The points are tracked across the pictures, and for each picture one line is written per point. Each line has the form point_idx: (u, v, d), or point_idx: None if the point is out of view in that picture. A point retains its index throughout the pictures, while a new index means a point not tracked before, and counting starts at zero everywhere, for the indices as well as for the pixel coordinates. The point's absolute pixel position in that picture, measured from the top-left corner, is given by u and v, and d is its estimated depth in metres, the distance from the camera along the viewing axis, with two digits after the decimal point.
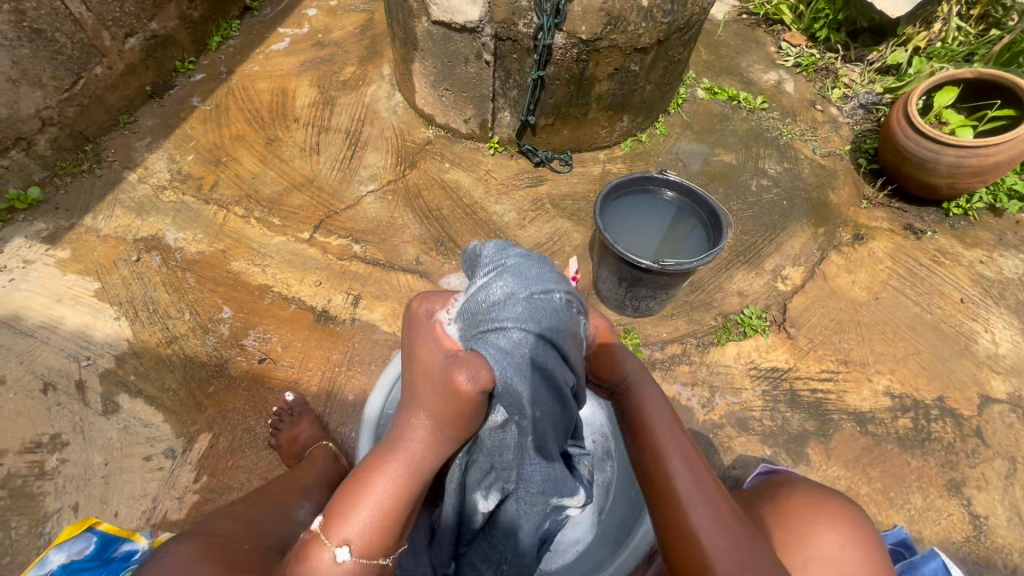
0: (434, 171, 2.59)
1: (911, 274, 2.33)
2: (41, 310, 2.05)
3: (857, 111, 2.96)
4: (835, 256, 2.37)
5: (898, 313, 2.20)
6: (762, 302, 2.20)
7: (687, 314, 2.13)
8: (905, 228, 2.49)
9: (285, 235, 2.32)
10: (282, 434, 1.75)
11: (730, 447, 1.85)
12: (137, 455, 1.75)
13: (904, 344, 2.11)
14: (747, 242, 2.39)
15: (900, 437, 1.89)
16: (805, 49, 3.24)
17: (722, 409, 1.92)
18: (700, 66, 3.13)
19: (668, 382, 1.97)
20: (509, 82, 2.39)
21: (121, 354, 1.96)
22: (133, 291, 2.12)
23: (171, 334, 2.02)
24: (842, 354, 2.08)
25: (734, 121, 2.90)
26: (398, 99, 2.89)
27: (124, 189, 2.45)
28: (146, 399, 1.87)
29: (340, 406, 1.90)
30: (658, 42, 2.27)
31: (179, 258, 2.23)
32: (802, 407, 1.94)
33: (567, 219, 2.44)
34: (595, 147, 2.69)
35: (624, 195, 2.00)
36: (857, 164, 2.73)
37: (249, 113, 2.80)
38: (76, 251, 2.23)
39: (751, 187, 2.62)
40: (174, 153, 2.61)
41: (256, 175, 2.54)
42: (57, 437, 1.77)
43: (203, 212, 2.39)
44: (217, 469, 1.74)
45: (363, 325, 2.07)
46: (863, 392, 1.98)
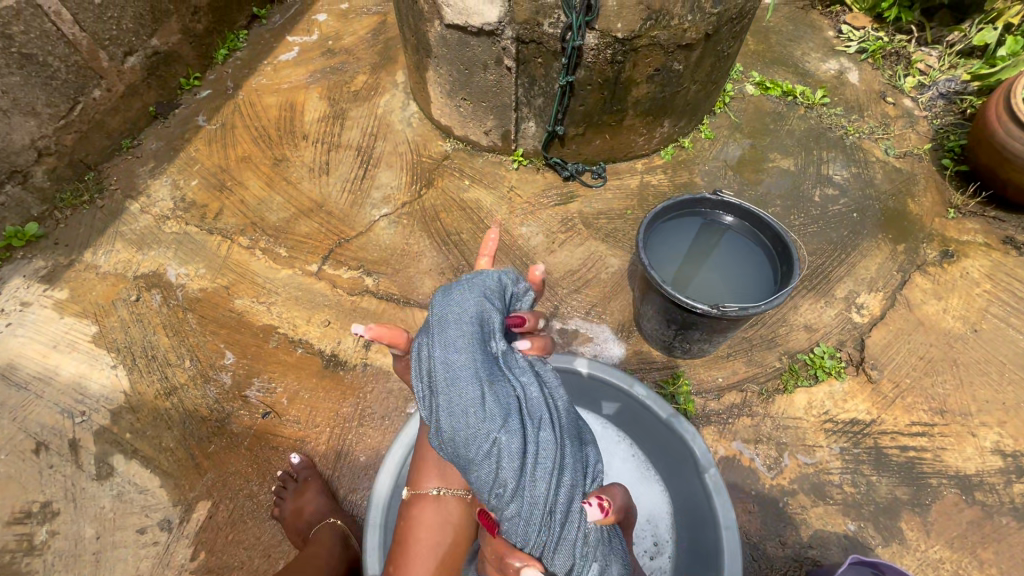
0: (453, 189, 2.35)
1: (1015, 299, 1.97)
2: (37, 359, 1.91)
3: (936, 102, 2.59)
4: (921, 279, 2.02)
5: (1003, 348, 1.85)
6: (835, 337, 1.88)
7: (745, 354, 1.84)
8: (1003, 242, 2.12)
9: (291, 268, 2.13)
10: (286, 505, 1.55)
11: (804, 521, 1.55)
12: (131, 528, 1.59)
13: (1013, 389, 1.77)
14: (813, 264, 2.07)
15: (1016, 508, 1.57)
16: (871, 32, 2.86)
17: (794, 472, 1.63)
18: (748, 57, 2.79)
19: (727, 438, 1.69)
20: (533, 90, 2.12)
21: (117, 408, 1.80)
22: (131, 335, 1.97)
23: (170, 385, 1.85)
24: (936, 401, 1.75)
25: (790, 120, 2.55)
26: (414, 109, 2.66)
27: (126, 220, 2.30)
28: (142, 461, 1.71)
29: (352, 468, 1.70)
30: (704, 37, 1.96)
31: (180, 297, 2.07)
32: (892, 470, 1.63)
33: (601, 241, 2.17)
34: (632, 156, 2.39)
35: (671, 219, 1.69)
36: (941, 166, 2.36)
37: (256, 132, 2.62)
38: (75, 291, 2.09)
39: (815, 197, 2.28)
40: (178, 178, 2.44)
41: (262, 200, 2.36)
42: (47, 505, 1.62)
43: (206, 243, 2.22)
44: (216, 545, 1.56)
45: (376, 371, 1.86)
46: (965, 450, 1.66)
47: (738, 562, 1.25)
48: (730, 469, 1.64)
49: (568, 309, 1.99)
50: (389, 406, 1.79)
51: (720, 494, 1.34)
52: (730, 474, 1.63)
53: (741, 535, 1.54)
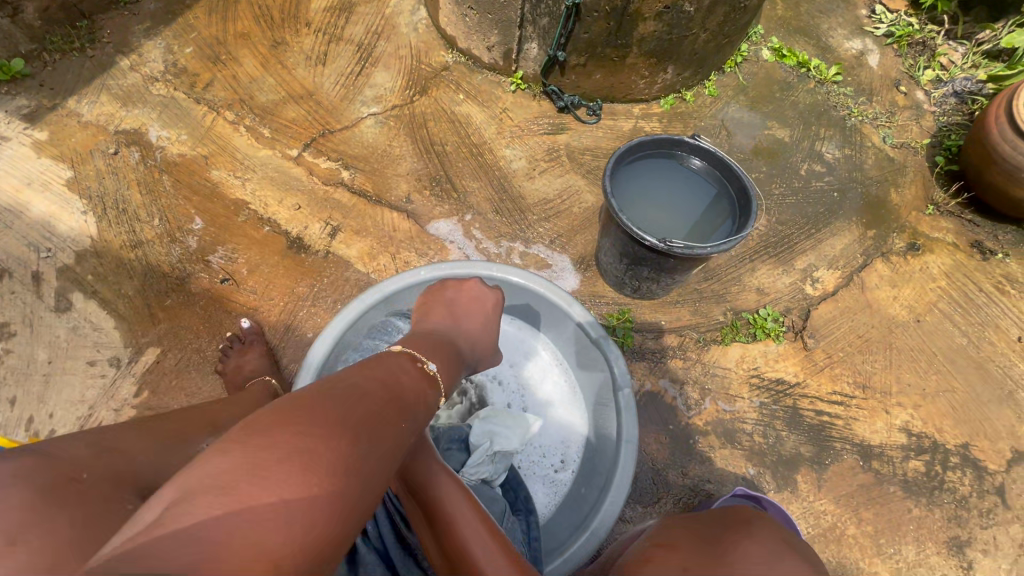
0: (446, 101, 2.33)
1: (965, 299, 2.02)
2: (10, 192, 1.94)
3: (948, 99, 2.54)
4: (881, 265, 2.06)
5: (939, 341, 1.92)
6: (783, 304, 1.94)
7: (693, 304, 1.90)
8: (972, 245, 2.15)
9: (272, 149, 2.14)
10: (229, 361, 1.64)
11: (708, 458, 1.65)
12: (81, 359, 1.67)
13: (937, 378, 1.84)
14: (781, 233, 2.10)
15: (906, 481, 1.67)
16: (904, 16, 2.76)
17: (711, 415, 1.72)
18: (772, 21, 2.70)
19: (656, 375, 1.76)
20: (540, 7, 2.07)
21: (82, 251, 1.86)
22: (105, 186, 2.00)
23: (137, 238, 1.90)
24: (861, 377, 1.82)
25: (797, 91, 2.51)
26: (422, 14, 2.59)
27: (114, 75, 2.28)
28: (100, 302, 1.77)
29: (297, 343, 1.78)
30: None
31: (158, 158, 2.08)
32: (802, 429, 1.73)
33: (581, 176, 2.18)
34: (631, 98, 2.36)
35: (643, 157, 1.71)
36: (933, 163, 2.35)
37: (259, 10, 2.55)
38: (55, 134, 2.10)
39: (801, 171, 2.28)
40: (173, 43, 2.40)
41: (254, 79, 2.33)
42: (5, 325, 1.70)
43: (191, 111, 2.22)
44: (159, 387, 1.66)
45: (337, 260, 1.91)
46: (876, 424, 1.75)
47: (630, 471, 1.35)
48: (652, 404, 1.72)
49: (534, 234, 2.02)
50: (343, 293, 1.85)
51: (629, 411, 1.43)
52: (651, 407, 1.72)
53: (648, 461, 1.64)
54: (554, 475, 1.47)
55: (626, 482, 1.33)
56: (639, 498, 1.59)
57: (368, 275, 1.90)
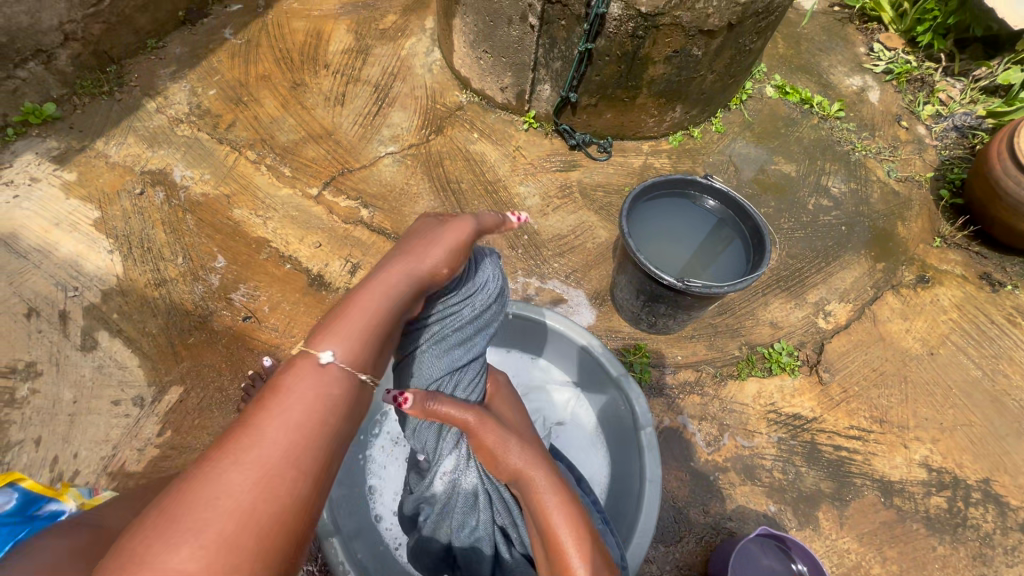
0: (461, 140, 2.40)
1: (977, 331, 2.04)
2: (38, 233, 1.99)
3: (949, 133, 2.60)
4: (892, 298, 2.09)
5: (954, 374, 1.93)
6: (797, 337, 1.96)
7: (708, 338, 1.92)
8: (980, 277, 2.18)
9: (293, 188, 2.20)
10: None
11: (729, 495, 1.65)
12: (106, 398, 1.69)
13: (954, 412, 1.85)
14: (792, 267, 2.13)
15: (929, 517, 1.67)
16: (901, 54, 2.86)
17: (730, 451, 1.72)
18: (775, 60, 2.79)
19: (674, 411, 1.78)
20: (553, 52, 2.15)
21: (108, 290, 1.90)
22: (131, 226, 2.05)
23: (161, 276, 1.94)
24: (878, 411, 1.83)
25: (801, 127, 2.58)
26: (437, 56, 2.68)
27: (140, 117, 2.36)
28: (124, 340, 1.80)
29: None
30: (727, 26, 1.98)
31: (182, 197, 2.14)
32: (822, 465, 1.73)
33: (594, 212, 2.23)
34: (640, 135, 2.43)
35: (657, 197, 1.75)
36: (938, 196, 2.40)
37: (280, 53, 2.65)
38: (83, 176, 2.16)
39: (809, 205, 2.33)
40: (197, 85, 2.49)
41: (275, 120, 2.41)
42: (32, 365, 1.73)
43: (214, 151, 2.29)
44: (182, 426, 1.67)
45: None
46: (895, 459, 1.75)
47: (653, 517, 1.33)
48: (671, 440, 1.73)
49: (549, 270, 2.06)
50: None
51: (651, 451, 1.41)
52: (670, 443, 1.72)
53: (669, 498, 1.64)
54: None
55: (649, 528, 1.32)
56: (661, 537, 1.58)
57: None
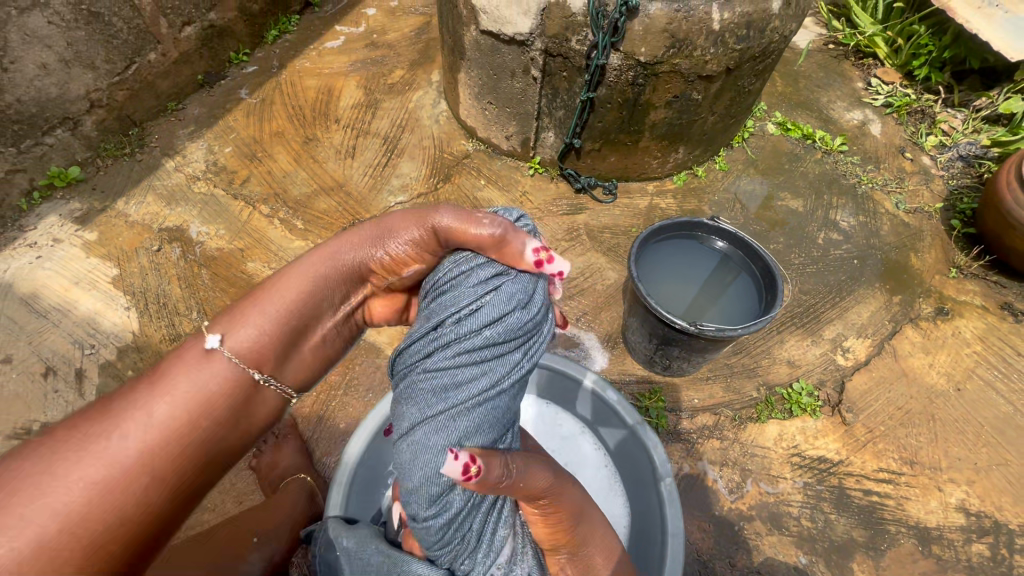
0: (469, 187, 2.45)
1: (1004, 364, 1.98)
2: (58, 292, 2.03)
3: (955, 163, 2.61)
4: (911, 332, 2.04)
5: (984, 410, 1.86)
6: (816, 376, 1.91)
7: (724, 379, 1.88)
8: (1001, 307, 2.13)
9: (305, 240, 2.25)
10: (264, 457, 1.64)
11: (757, 546, 1.58)
12: None
13: (988, 450, 1.77)
14: (806, 303, 2.11)
15: (971, 567, 1.58)
16: (900, 87, 2.90)
17: (754, 499, 1.66)
18: (774, 98, 2.84)
19: (693, 457, 1.72)
20: (556, 101, 2.21)
21: (124, 347, 1.92)
22: (147, 282, 2.09)
23: (176, 332, 1.97)
24: (907, 452, 1.76)
25: (805, 162, 2.60)
26: (443, 107, 2.78)
27: (159, 176, 2.44)
28: None
29: (330, 433, 1.78)
30: (725, 71, 2.03)
31: (198, 252, 2.19)
32: (852, 511, 1.65)
33: (602, 254, 2.24)
34: (645, 176, 2.46)
35: (666, 239, 1.75)
36: (949, 226, 2.38)
37: (293, 110, 2.76)
38: (104, 235, 2.23)
39: (818, 239, 2.32)
40: (214, 144, 2.59)
41: (288, 174, 2.48)
42: (47, 426, 1.74)
43: (229, 206, 2.35)
44: None
45: (368, 346, 1.95)
46: (930, 503, 1.67)
47: (680, 562, 1.32)
48: (693, 488, 1.67)
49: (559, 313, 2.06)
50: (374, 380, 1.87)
51: (673, 504, 1.40)
52: (691, 491, 1.67)
53: (693, 551, 1.57)
54: None
55: None
56: None
57: None
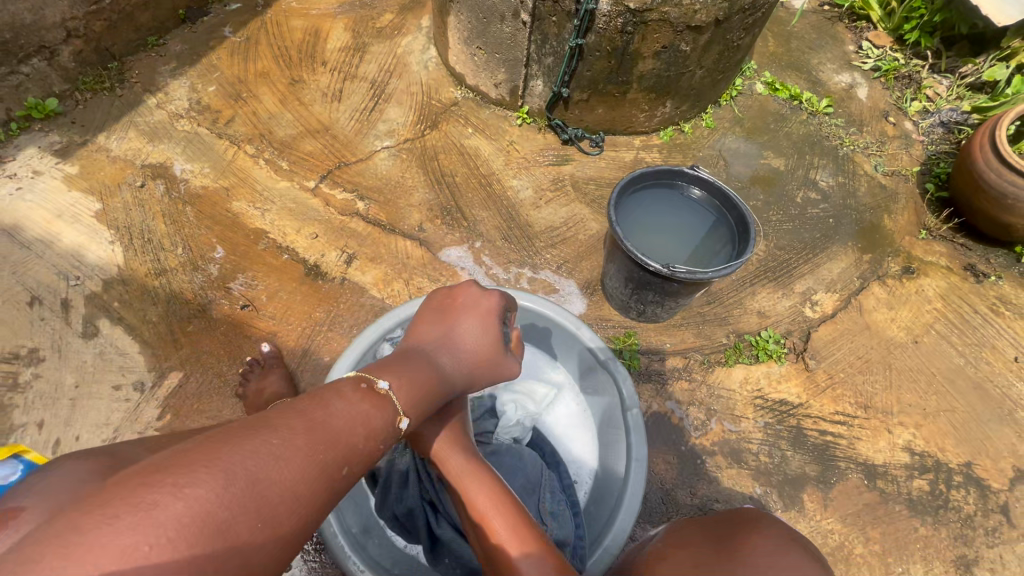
0: (456, 135, 2.44)
1: (961, 321, 2.08)
2: (41, 224, 2.03)
3: (935, 129, 2.65)
4: (878, 289, 2.12)
5: (938, 362, 1.97)
6: (784, 326, 2.00)
7: (697, 327, 1.96)
8: (965, 268, 2.22)
9: (291, 181, 2.24)
10: (249, 385, 1.70)
11: (716, 478, 1.69)
12: (107, 383, 1.74)
13: (937, 398, 1.89)
14: (780, 258, 2.18)
15: (911, 499, 1.70)
16: (890, 52, 2.91)
17: (717, 436, 1.76)
18: (765, 58, 2.84)
19: (662, 396, 1.82)
20: (545, 48, 2.20)
21: (109, 279, 1.94)
22: (131, 218, 2.09)
23: (161, 266, 1.99)
24: (863, 397, 1.87)
25: (790, 122, 2.62)
26: (433, 53, 2.73)
27: (141, 112, 2.40)
28: (125, 328, 1.85)
29: (315, 366, 1.84)
30: (715, 22, 2.03)
31: (182, 190, 2.19)
32: (807, 449, 1.77)
33: (586, 205, 2.27)
34: (632, 130, 2.47)
35: (645, 186, 1.79)
36: (924, 190, 2.44)
37: (279, 50, 2.70)
38: (86, 169, 2.21)
39: (797, 198, 2.37)
40: (197, 82, 2.54)
41: (274, 115, 2.45)
42: (35, 351, 1.77)
43: (214, 146, 2.33)
44: (181, 410, 1.72)
45: (352, 286, 1.99)
46: (879, 443, 1.79)
47: (642, 484, 1.39)
48: (659, 424, 1.77)
49: (541, 260, 2.10)
50: (358, 318, 1.92)
51: (638, 432, 1.46)
52: (658, 427, 1.76)
53: (656, 481, 1.67)
54: None
55: (637, 499, 1.37)
56: (648, 517, 1.62)
57: (383, 300, 1.97)
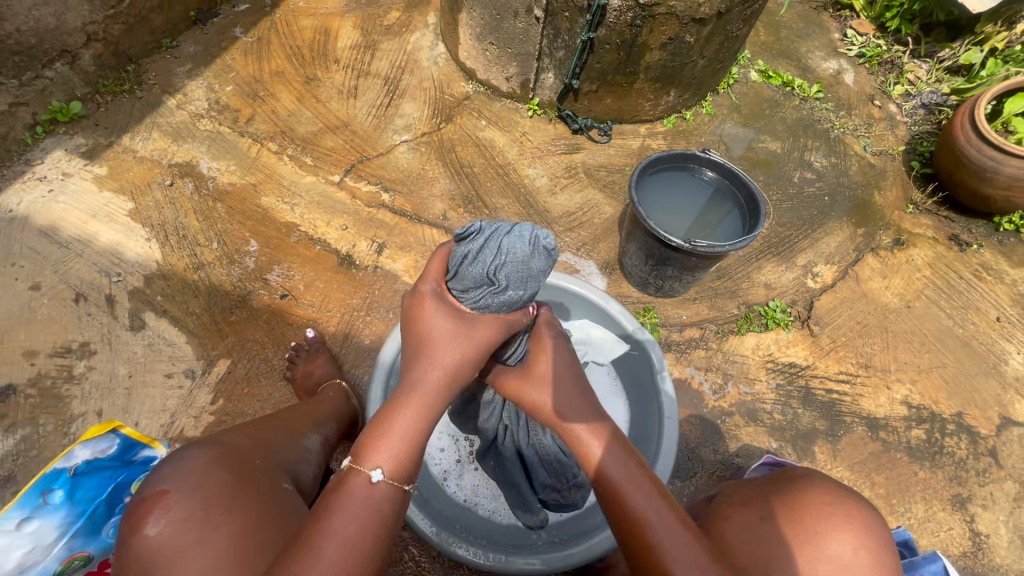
0: (471, 127, 2.55)
1: (948, 287, 2.26)
2: (77, 224, 2.09)
3: (917, 110, 2.83)
4: (872, 260, 2.29)
5: (929, 324, 2.15)
6: (789, 297, 2.15)
7: (710, 300, 2.11)
8: (950, 238, 2.40)
9: (316, 176, 2.33)
10: (298, 368, 1.80)
11: (736, 436, 1.84)
12: (159, 372, 1.82)
13: (929, 356, 2.07)
14: (781, 234, 2.33)
15: (911, 447, 1.88)
16: (872, 39, 3.08)
17: (734, 398, 1.91)
18: (757, 47, 2.99)
19: (682, 364, 1.96)
20: (557, 42, 2.31)
21: (149, 274, 2.01)
22: (164, 215, 2.16)
23: (199, 261, 2.06)
24: (863, 358, 2.04)
25: (784, 108, 2.78)
26: (441, 49, 2.83)
27: (162, 113, 2.46)
28: (170, 320, 1.93)
29: (356, 349, 1.94)
30: (716, 15, 2.16)
31: (211, 187, 2.26)
32: (816, 406, 1.93)
33: (599, 190, 2.40)
34: (637, 119, 2.60)
35: (662, 169, 1.92)
36: (910, 167, 2.62)
37: (291, 50, 2.77)
38: (114, 169, 2.26)
39: (794, 178, 2.53)
40: (213, 82, 2.60)
41: (293, 113, 2.53)
42: (85, 345, 1.84)
43: (237, 144, 2.40)
44: (233, 394, 1.81)
45: (385, 273, 2.09)
46: (880, 398, 1.96)
47: (674, 441, 1.53)
48: (682, 390, 1.91)
49: (561, 244, 2.23)
50: (394, 303, 2.03)
51: (668, 392, 1.61)
52: (680, 392, 1.91)
53: (682, 440, 1.82)
54: None
55: (672, 449, 1.52)
56: (677, 473, 1.76)
57: (415, 286, 2.08)
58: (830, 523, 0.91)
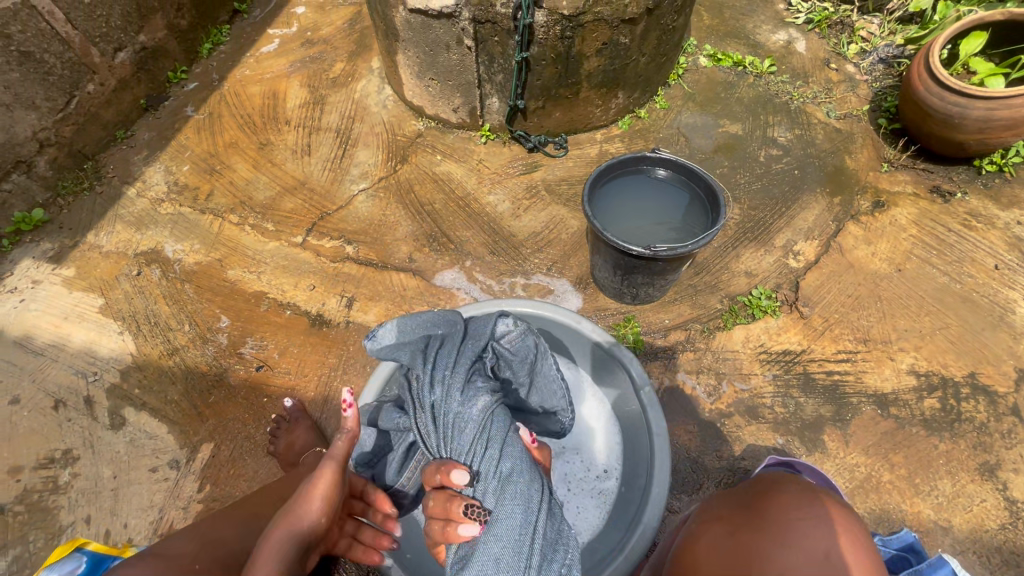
0: (427, 164, 2.53)
1: (937, 241, 2.17)
2: (50, 329, 2.10)
3: (877, 66, 2.77)
4: (853, 227, 2.21)
5: (923, 284, 2.05)
6: (773, 281, 2.07)
7: (691, 298, 2.04)
8: (931, 191, 2.31)
9: (279, 240, 2.32)
10: (280, 442, 1.76)
11: (739, 437, 1.75)
12: (144, 467, 1.80)
13: (930, 318, 1.97)
14: (754, 217, 2.26)
15: (925, 419, 1.77)
16: (818, 3, 3.02)
17: (730, 397, 1.83)
18: (703, 32, 2.95)
19: (672, 370, 1.89)
20: (494, 67, 2.29)
21: (125, 368, 2.01)
22: (135, 306, 2.16)
23: (172, 346, 2.05)
24: (861, 331, 1.95)
25: (740, 88, 2.73)
26: (388, 92, 2.84)
27: (124, 204, 2.48)
28: (150, 412, 1.91)
29: (337, 411, 1.90)
30: (646, 12, 2.13)
31: (177, 270, 2.26)
32: (818, 391, 1.84)
33: (563, 205, 2.36)
34: (592, 126, 2.57)
35: (615, 176, 1.87)
36: (878, 125, 2.55)
37: (242, 119, 2.79)
38: (81, 269, 2.27)
39: (759, 157, 2.47)
40: (171, 165, 2.62)
41: (250, 181, 2.54)
42: (68, 452, 1.83)
43: (199, 222, 2.41)
44: (219, 478, 1.78)
45: (358, 327, 2.06)
46: (884, 371, 1.87)
47: (666, 461, 1.45)
48: (675, 398, 1.84)
49: (531, 266, 2.18)
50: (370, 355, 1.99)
51: (654, 407, 1.53)
52: (672, 401, 1.83)
53: (682, 451, 1.74)
54: (600, 485, 1.65)
55: (666, 471, 1.44)
56: (681, 487, 1.68)
57: None
58: (805, 520, 0.84)
